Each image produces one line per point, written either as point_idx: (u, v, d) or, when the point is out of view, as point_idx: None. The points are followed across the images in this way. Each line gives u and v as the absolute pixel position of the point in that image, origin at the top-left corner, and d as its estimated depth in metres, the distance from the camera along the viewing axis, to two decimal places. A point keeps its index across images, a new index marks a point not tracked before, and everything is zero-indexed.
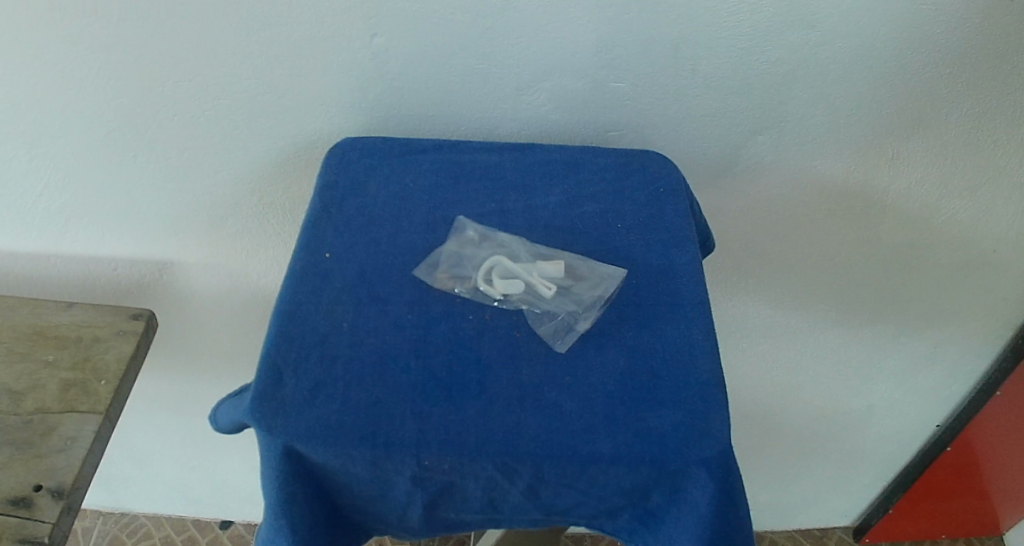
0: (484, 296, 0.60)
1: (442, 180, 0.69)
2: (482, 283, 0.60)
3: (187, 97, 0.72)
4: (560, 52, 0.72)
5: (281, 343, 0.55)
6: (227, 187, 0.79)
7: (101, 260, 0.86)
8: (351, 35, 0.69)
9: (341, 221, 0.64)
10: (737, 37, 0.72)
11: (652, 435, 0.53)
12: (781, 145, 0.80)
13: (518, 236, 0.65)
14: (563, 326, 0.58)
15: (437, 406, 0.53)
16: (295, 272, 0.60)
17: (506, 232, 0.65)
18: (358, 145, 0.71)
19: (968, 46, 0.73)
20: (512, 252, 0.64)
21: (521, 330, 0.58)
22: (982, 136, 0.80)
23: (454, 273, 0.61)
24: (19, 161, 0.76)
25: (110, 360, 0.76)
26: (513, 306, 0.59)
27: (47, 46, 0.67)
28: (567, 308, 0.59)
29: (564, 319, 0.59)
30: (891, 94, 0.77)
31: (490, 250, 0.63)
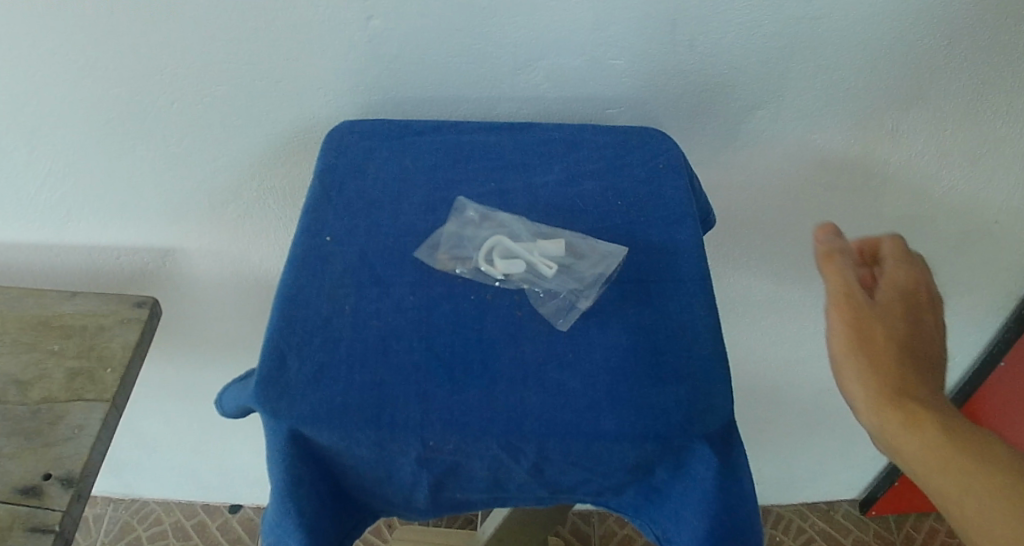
0: (485, 275, 0.60)
1: (441, 161, 0.69)
2: (482, 263, 0.60)
3: (185, 84, 0.71)
4: (558, 31, 0.71)
5: (284, 326, 0.56)
6: (227, 174, 0.79)
7: (103, 250, 0.86)
8: (347, 18, 0.68)
9: (341, 204, 0.64)
10: (735, 11, 0.71)
11: (655, 411, 0.53)
12: (781, 118, 0.80)
13: (518, 215, 0.65)
14: (566, 303, 0.59)
15: (441, 387, 0.53)
16: (296, 255, 0.60)
17: (506, 212, 0.65)
18: (357, 127, 0.71)
19: (972, 15, 0.72)
20: (512, 230, 0.64)
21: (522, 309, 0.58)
22: (982, 106, 0.80)
23: (455, 254, 0.61)
24: (20, 152, 0.76)
25: (115, 348, 0.76)
26: (515, 284, 0.59)
27: (43, 35, 0.67)
28: (568, 284, 0.59)
29: (566, 295, 0.59)
30: (892, 65, 0.76)
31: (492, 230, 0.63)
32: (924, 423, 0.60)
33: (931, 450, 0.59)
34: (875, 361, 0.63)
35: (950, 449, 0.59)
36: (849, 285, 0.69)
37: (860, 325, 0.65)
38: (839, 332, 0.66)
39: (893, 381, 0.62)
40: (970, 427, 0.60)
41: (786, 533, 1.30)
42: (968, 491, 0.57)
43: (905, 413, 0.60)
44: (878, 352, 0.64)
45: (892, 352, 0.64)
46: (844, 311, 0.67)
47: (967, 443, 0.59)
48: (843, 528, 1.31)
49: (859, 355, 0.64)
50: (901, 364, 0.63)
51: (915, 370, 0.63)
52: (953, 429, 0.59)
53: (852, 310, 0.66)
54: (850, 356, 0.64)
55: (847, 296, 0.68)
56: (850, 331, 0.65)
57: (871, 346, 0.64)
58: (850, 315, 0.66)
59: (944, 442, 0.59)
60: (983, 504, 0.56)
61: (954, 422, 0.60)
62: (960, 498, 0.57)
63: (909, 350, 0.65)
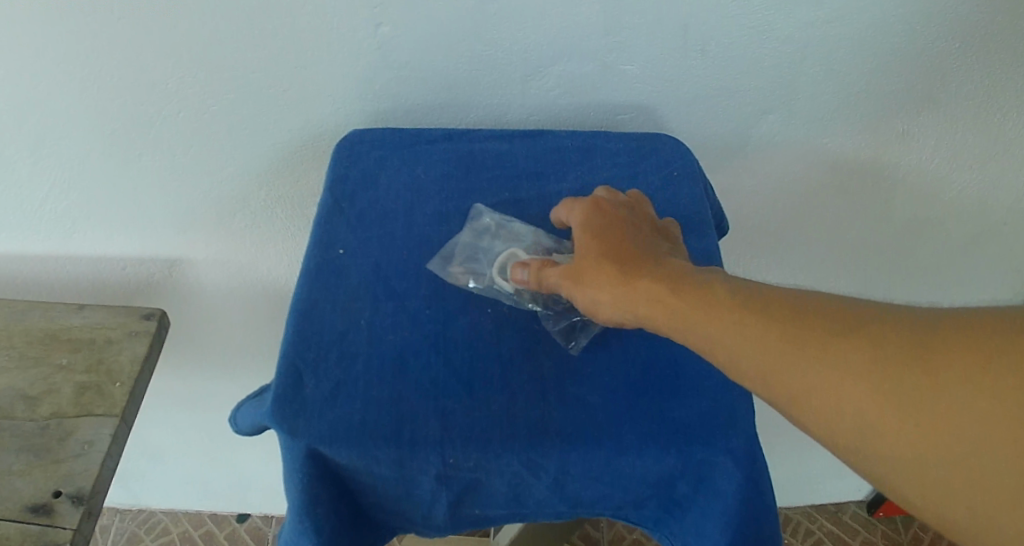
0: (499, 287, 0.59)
1: (453, 171, 0.68)
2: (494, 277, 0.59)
3: (192, 93, 0.70)
4: (570, 37, 0.70)
5: (299, 343, 0.55)
6: (235, 184, 0.78)
7: (109, 261, 0.85)
8: (355, 25, 0.67)
9: (353, 216, 0.63)
10: (747, 15, 0.70)
11: (677, 425, 0.53)
12: (793, 122, 0.79)
13: (537, 229, 0.63)
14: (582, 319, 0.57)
15: (460, 403, 0.53)
16: (310, 269, 0.59)
17: (524, 225, 0.63)
18: (367, 136, 0.69)
19: (988, 17, 0.71)
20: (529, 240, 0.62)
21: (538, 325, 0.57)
22: (994, 109, 0.79)
23: (468, 266, 0.60)
24: (24, 165, 0.74)
25: (123, 362, 0.75)
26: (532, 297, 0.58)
27: (48, 45, 0.66)
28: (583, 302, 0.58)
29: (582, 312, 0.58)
30: (905, 68, 0.75)
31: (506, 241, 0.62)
32: (852, 382, 0.42)
33: (897, 412, 0.41)
34: (751, 336, 0.46)
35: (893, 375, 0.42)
36: (602, 250, 0.55)
37: (637, 288, 0.51)
38: (597, 298, 0.52)
39: (784, 345, 0.45)
40: (931, 324, 0.42)
41: (795, 535, 1.30)
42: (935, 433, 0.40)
43: (809, 394, 0.44)
44: (750, 311, 0.47)
45: (772, 314, 0.46)
46: (586, 296, 0.53)
47: (924, 360, 0.41)
48: (852, 530, 1.30)
49: (697, 330, 0.48)
50: (801, 339, 0.44)
51: (820, 320, 0.45)
52: (920, 354, 0.41)
53: (577, 282, 0.54)
54: (686, 333, 0.48)
55: (593, 264, 0.54)
56: (616, 293, 0.52)
57: (675, 314, 0.49)
58: (619, 281, 0.52)
59: (918, 386, 0.41)
60: (1001, 461, 0.38)
61: (907, 339, 0.42)
62: (955, 478, 0.40)
63: (790, 309, 0.46)
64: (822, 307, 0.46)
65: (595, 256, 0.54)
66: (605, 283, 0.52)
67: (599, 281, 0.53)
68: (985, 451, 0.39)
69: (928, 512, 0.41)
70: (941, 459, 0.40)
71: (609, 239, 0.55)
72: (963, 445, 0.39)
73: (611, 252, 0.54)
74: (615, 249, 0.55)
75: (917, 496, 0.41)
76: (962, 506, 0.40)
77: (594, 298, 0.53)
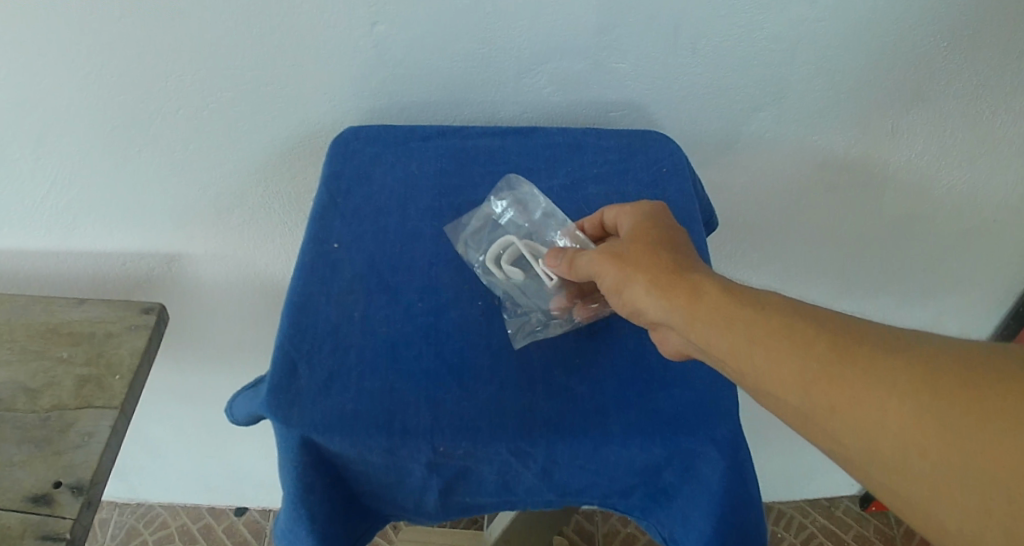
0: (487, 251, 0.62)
1: (446, 167, 0.69)
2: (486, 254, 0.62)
3: (190, 90, 0.72)
4: (562, 36, 0.71)
5: (294, 334, 0.56)
6: (232, 180, 0.79)
7: (108, 256, 0.86)
8: (350, 24, 0.69)
9: (348, 210, 0.64)
10: (736, 14, 0.71)
11: (662, 415, 0.54)
12: (783, 120, 0.81)
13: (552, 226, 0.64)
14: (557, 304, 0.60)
15: (450, 393, 0.54)
16: (305, 263, 0.61)
17: (542, 219, 0.65)
18: (362, 132, 0.70)
19: (973, 17, 0.72)
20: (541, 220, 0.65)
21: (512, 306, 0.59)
22: (981, 107, 0.80)
23: (472, 237, 0.63)
24: (24, 161, 0.76)
25: (123, 355, 0.77)
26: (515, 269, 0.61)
27: (47, 43, 0.67)
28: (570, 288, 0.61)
29: (563, 297, 0.60)
30: (892, 66, 0.76)
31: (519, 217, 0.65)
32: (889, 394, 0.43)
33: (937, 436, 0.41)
34: (795, 340, 0.46)
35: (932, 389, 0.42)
36: (646, 243, 0.55)
37: (676, 286, 0.52)
38: (629, 281, 0.53)
39: (827, 349, 0.45)
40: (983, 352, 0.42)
41: (787, 530, 1.31)
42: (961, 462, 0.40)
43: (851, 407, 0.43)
44: (801, 317, 0.47)
45: (822, 322, 0.47)
46: (623, 279, 0.54)
47: (968, 387, 0.41)
48: (844, 524, 1.31)
49: (738, 329, 0.48)
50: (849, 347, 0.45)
51: (869, 334, 0.45)
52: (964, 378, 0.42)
53: (613, 263, 0.55)
54: (725, 329, 0.49)
55: (635, 252, 0.55)
56: (652, 281, 0.52)
57: (716, 312, 0.49)
58: (655, 275, 0.53)
59: (958, 413, 0.41)
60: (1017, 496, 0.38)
61: (954, 364, 0.42)
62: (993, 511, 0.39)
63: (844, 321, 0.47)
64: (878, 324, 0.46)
65: (638, 247, 0.55)
66: (643, 269, 0.53)
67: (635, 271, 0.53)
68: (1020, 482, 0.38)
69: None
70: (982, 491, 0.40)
71: (656, 240, 0.55)
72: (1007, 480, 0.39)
73: (656, 245, 0.55)
74: (661, 243, 0.55)
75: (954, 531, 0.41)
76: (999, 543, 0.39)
77: (631, 284, 0.53)
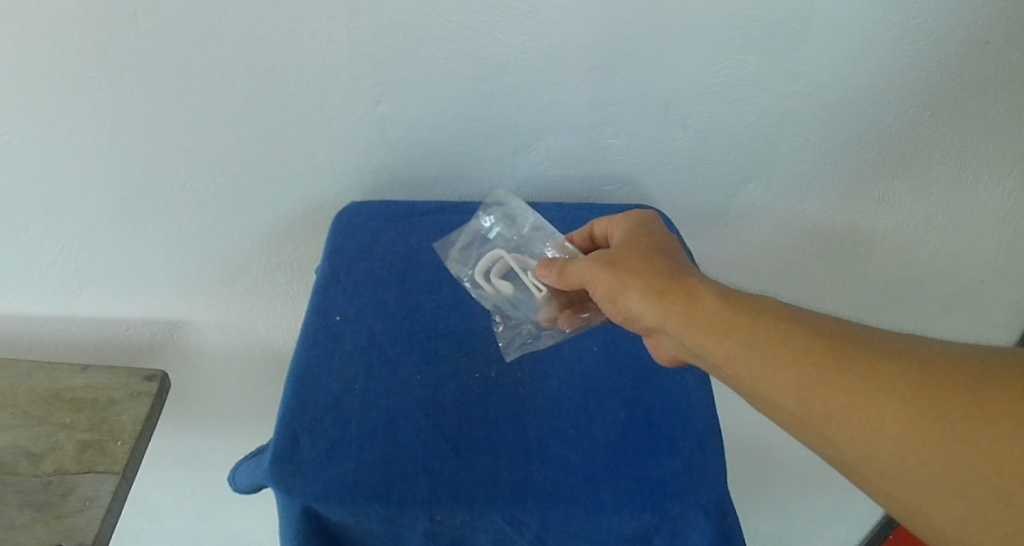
0: (477, 266, 0.68)
1: (445, 242, 0.72)
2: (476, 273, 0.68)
3: (199, 163, 0.75)
4: (558, 114, 0.76)
5: (296, 406, 0.59)
6: (237, 250, 0.82)
7: (111, 322, 0.88)
8: (355, 103, 0.72)
9: (350, 284, 0.68)
10: (724, 92, 0.76)
11: (653, 482, 0.56)
12: (772, 191, 0.84)
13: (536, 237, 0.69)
14: (546, 314, 0.66)
15: (447, 463, 0.57)
16: (307, 336, 0.64)
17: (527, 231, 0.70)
18: (364, 208, 0.72)
19: (949, 91, 0.77)
20: (530, 232, 0.70)
21: (501, 319, 0.66)
22: (963, 173, 0.84)
23: (463, 256, 0.69)
24: (34, 229, 0.78)
25: (125, 421, 0.78)
26: (504, 282, 0.67)
27: (63, 118, 0.70)
28: (559, 297, 0.66)
29: (552, 307, 0.66)
30: (875, 137, 0.80)
31: (508, 228, 0.70)
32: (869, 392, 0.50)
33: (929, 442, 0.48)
34: (786, 349, 0.53)
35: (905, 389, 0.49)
36: (640, 253, 0.62)
37: (673, 295, 0.58)
38: (627, 288, 0.60)
39: (812, 354, 0.52)
40: (950, 360, 0.49)
41: None
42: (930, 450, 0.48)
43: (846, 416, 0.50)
44: (790, 328, 0.54)
45: (810, 331, 0.53)
46: (619, 287, 0.60)
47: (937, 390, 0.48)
48: None
49: (736, 340, 0.55)
50: (836, 353, 0.52)
51: (851, 341, 0.52)
52: (932, 381, 0.49)
53: (608, 271, 0.61)
54: (722, 338, 0.56)
55: (628, 262, 0.61)
56: (648, 289, 0.59)
57: (713, 321, 0.56)
58: (654, 285, 0.59)
59: (926, 408, 0.48)
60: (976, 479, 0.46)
61: (927, 371, 0.49)
62: (982, 509, 0.46)
63: (828, 328, 0.53)
64: (859, 332, 0.53)
65: (630, 257, 0.61)
66: (638, 277, 0.60)
67: (633, 279, 0.60)
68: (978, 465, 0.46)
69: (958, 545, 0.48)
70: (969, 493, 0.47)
71: (651, 252, 0.62)
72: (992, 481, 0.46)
73: (647, 256, 0.61)
74: (651, 254, 0.62)
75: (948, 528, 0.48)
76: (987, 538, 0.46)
77: (627, 292, 0.60)
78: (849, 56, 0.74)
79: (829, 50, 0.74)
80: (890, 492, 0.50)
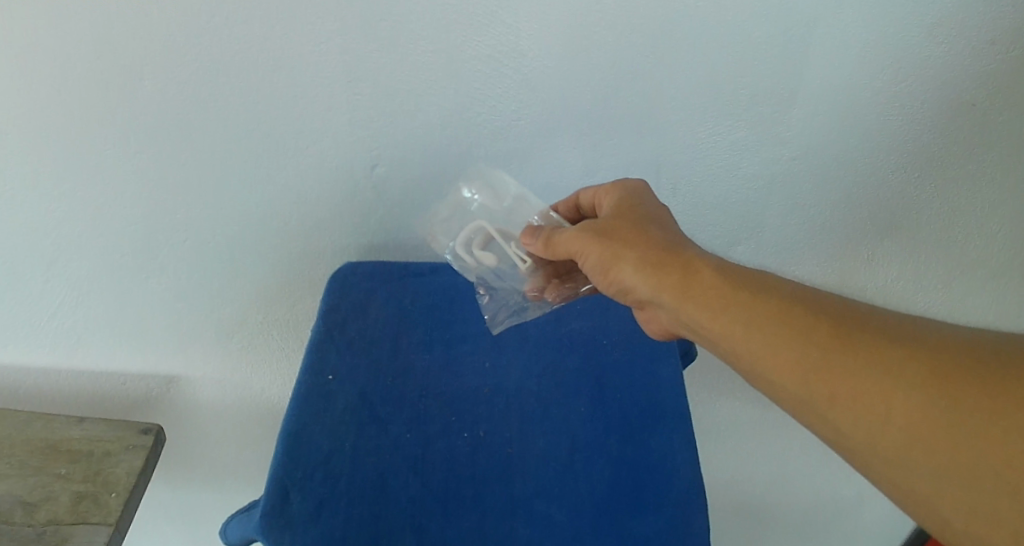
0: (461, 239, 0.71)
1: (438, 302, 0.74)
2: (460, 251, 0.71)
3: (199, 222, 0.77)
4: (556, 177, 0.79)
5: (287, 462, 0.60)
6: (235, 306, 0.84)
7: (108, 375, 0.89)
8: (354, 166, 0.75)
9: (343, 344, 0.69)
10: (715, 156, 0.79)
11: (636, 539, 0.59)
12: (762, 252, 0.87)
13: (515, 202, 0.72)
14: (532, 286, 0.70)
15: (434, 520, 0.59)
16: (300, 393, 0.65)
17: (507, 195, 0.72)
18: (360, 268, 0.73)
19: (932, 155, 0.81)
20: (511, 198, 0.72)
21: (487, 292, 0.72)
22: (955, 232, 0.88)
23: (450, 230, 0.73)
24: (30, 283, 0.79)
25: (120, 473, 0.79)
26: (487, 254, 0.71)
27: (63, 177, 0.71)
28: (544, 269, 0.70)
29: (538, 279, 0.70)
30: (865, 199, 0.84)
31: (489, 195, 0.72)
32: (869, 372, 0.52)
33: (924, 417, 0.50)
34: (786, 328, 0.55)
35: (903, 366, 0.51)
36: (632, 225, 0.63)
37: (670, 270, 0.60)
38: (622, 263, 0.62)
39: (811, 334, 0.54)
40: (947, 343, 0.52)
41: None
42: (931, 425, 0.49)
43: (846, 394, 0.52)
44: (789, 309, 0.56)
45: (809, 313, 0.56)
46: (609, 256, 0.62)
47: (936, 367, 0.50)
48: None
49: (731, 312, 0.57)
50: (836, 336, 0.54)
51: (849, 323, 0.54)
52: (931, 361, 0.51)
53: (599, 243, 0.63)
54: (716, 309, 0.58)
55: (618, 230, 0.63)
56: (642, 262, 0.61)
57: (708, 294, 0.58)
58: (649, 260, 0.61)
59: (927, 384, 0.50)
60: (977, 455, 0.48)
61: (926, 352, 0.51)
62: (982, 488, 0.48)
63: (827, 311, 0.55)
64: (856, 314, 0.55)
65: (620, 225, 0.64)
66: (628, 247, 0.62)
67: (627, 253, 0.62)
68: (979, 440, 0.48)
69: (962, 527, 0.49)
70: (968, 470, 0.48)
71: (643, 224, 0.63)
72: (990, 452, 0.47)
73: (637, 223, 0.63)
74: (641, 222, 0.64)
75: (946, 507, 0.49)
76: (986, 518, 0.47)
77: (618, 262, 0.62)
78: (831, 122, 0.78)
79: (813, 118, 0.77)
80: (890, 470, 0.51)
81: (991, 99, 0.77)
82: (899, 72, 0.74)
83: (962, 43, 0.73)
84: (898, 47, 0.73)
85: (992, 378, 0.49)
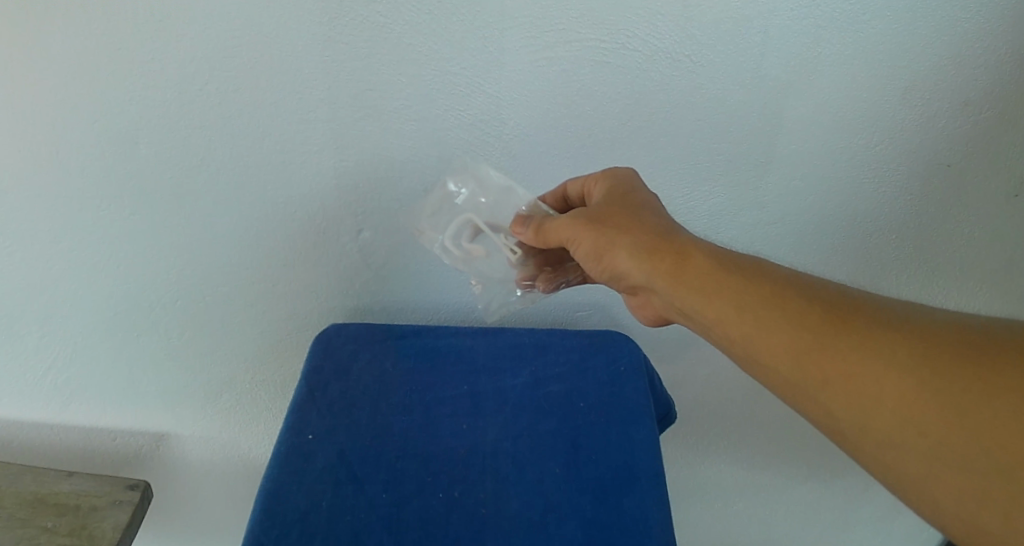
0: (450, 232, 0.73)
1: (419, 364, 0.77)
2: (450, 247, 0.74)
3: (191, 283, 0.80)
4: None
5: (264, 520, 0.62)
6: (226, 364, 0.87)
7: (99, 431, 0.91)
8: (341, 231, 0.78)
9: (324, 404, 0.72)
10: (693, 220, 0.82)
11: None
12: None
13: (503, 201, 0.72)
14: (523, 276, 0.75)
15: None
16: (280, 453, 0.68)
17: (494, 196, 0.72)
18: (344, 330, 0.78)
19: (904, 221, 0.84)
20: (497, 192, 0.72)
21: (479, 279, 0.76)
22: (933, 293, 0.91)
23: (436, 224, 0.74)
24: (26, 342, 0.81)
25: (105, 528, 0.80)
26: (477, 246, 0.74)
27: (62, 239, 0.74)
28: (535, 259, 0.74)
29: (529, 269, 0.74)
30: (841, 262, 0.87)
31: (475, 189, 0.72)
32: (857, 353, 0.53)
33: (912, 398, 0.51)
34: (777, 310, 0.56)
35: (890, 347, 0.52)
36: (626, 213, 0.64)
37: (663, 257, 0.61)
38: (616, 249, 0.63)
39: (799, 316, 0.56)
40: (933, 326, 0.53)
41: None
42: (919, 406, 0.50)
43: (837, 377, 0.53)
44: (778, 292, 0.57)
45: (798, 295, 0.57)
46: (604, 241, 0.64)
47: (923, 349, 0.51)
48: None
49: (722, 297, 0.58)
50: (824, 317, 0.55)
51: (838, 305, 0.55)
52: (917, 343, 0.52)
53: (592, 229, 0.64)
54: (709, 294, 0.59)
55: (611, 217, 0.64)
56: (636, 248, 0.62)
57: (700, 279, 0.60)
58: (643, 247, 0.62)
59: (915, 367, 0.51)
60: (964, 435, 0.49)
61: (914, 336, 0.52)
62: (973, 471, 0.48)
63: (817, 294, 0.57)
64: (845, 297, 0.56)
65: (613, 212, 0.65)
66: (623, 233, 0.63)
67: (621, 240, 0.63)
68: (967, 421, 0.49)
69: (954, 513, 0.49)
70: (960, 454, 0.49)
71: (637, 212, 0.64)
72: (977, 431, 0.48)
73: (630, 211, 0.64)
74: (633, 210, 0.65)
75: (938, 491, 0.50)
76: (978, 496, 0.48)
77: (612, 247, 0.63)
78: (800, 191, 0.81)
79: (783, 186, 0.80)
80: (882, 457, 0.52)
81: (957, 168, 0.80)
82: (867, 142, 0.78)
83: (927, 115, 0.76)
84: (862, 120, 0.76)
85: (978, 358, 0.50)
